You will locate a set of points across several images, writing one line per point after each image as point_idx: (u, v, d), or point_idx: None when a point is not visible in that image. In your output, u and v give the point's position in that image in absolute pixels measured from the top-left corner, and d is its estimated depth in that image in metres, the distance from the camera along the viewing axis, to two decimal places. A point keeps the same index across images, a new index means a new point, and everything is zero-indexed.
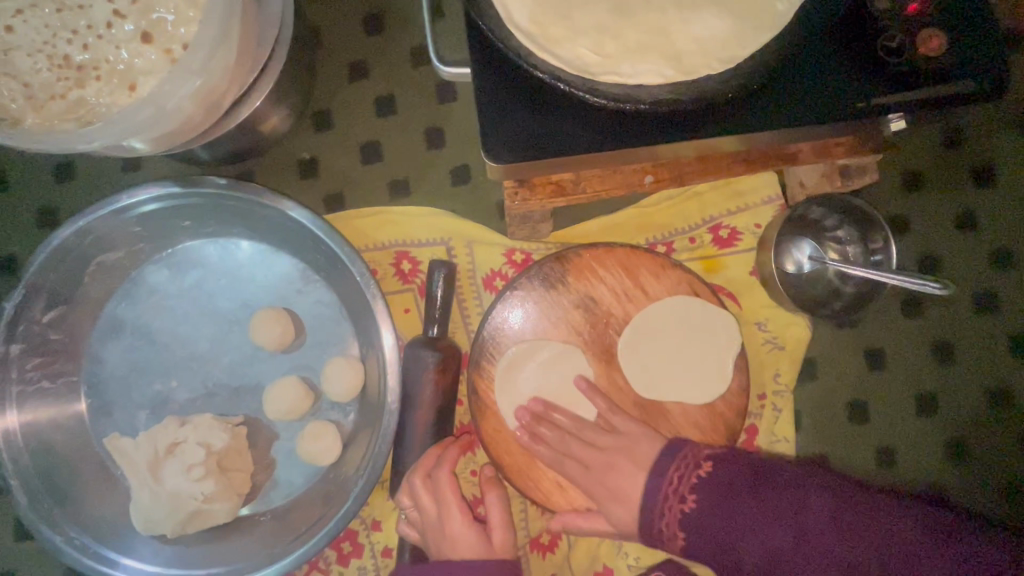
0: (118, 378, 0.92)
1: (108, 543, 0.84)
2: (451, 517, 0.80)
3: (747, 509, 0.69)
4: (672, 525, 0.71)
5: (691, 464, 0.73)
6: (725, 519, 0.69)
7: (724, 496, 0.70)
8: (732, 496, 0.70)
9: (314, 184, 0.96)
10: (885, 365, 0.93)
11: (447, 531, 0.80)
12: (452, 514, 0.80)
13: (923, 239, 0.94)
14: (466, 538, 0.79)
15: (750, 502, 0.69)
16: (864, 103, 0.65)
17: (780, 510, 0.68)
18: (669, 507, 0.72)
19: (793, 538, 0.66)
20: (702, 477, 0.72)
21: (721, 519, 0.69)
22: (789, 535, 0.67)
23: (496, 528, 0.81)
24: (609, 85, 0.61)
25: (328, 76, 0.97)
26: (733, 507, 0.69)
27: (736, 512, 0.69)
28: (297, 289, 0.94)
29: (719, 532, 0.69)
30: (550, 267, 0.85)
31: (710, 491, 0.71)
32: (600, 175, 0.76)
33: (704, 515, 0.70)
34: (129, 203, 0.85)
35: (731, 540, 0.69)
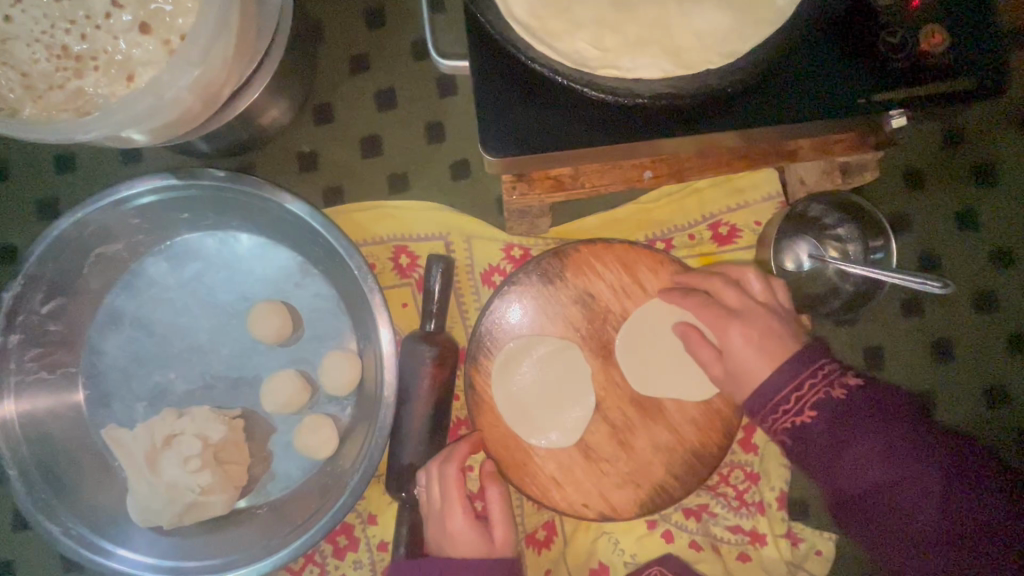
0: (116, 370, 0.92)
1: (105, 534, 0.85)
2: (451, 513, 0.80)
3: (861, 442, 0.62)
4: (788, 415, 0.66)
5: (828, 379, 0.65)
6: (838, 440, 0.62)
7: (842, 420, 0.63)
8: (864, 417, 0.63)
9: (313, 177, 0.96)
10: (884, 364, 0.92)
11: (446, 526, 0.80)
12: (453, 511, 0.80)
13: (924, 237, 0.93)
14: (463, 537, 0.79)
15: (878, 439, 0.61)
16: (865, 100, 0.64)
17: (905, 455, 0.61)
18: (782, 408, 0.66)
19: (897, 485, 0.60)
20: (836, 390, 0.64)
21: (836, 444, 0.63)
22: (899, 482, 0.60)
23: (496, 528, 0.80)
24: (608, 79, 0.61)
25: (328, 68, 0.96)
26: (854, 438, 0.62)
27: (860, 439, 0.62)
28: (295, 282, 0.94)
29: (823, 451, 0.63)
30: (549, 262, 0.85)
31: (834, 406, 0.64)
32: (599, 170, 0.76)
33: (822, 434, 0.63)
34: (128, 195, 0.85)
35: (831, 460, 0.63)
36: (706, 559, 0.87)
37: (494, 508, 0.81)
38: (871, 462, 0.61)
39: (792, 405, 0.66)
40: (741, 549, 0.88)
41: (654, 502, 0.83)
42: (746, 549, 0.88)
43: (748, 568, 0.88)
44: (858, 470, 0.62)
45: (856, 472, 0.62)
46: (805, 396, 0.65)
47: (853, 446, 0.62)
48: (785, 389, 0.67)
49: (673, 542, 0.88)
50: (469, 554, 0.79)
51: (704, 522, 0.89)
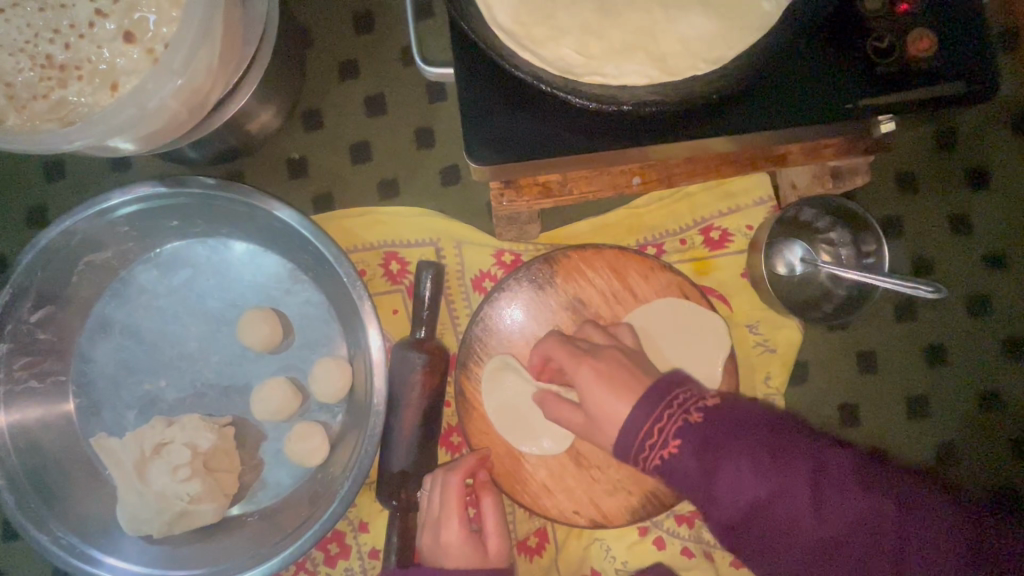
0: (107, 377, 0.92)
1: (95, 542, 0.84)
2: (449, 524, 0.79)
3: (732, 464, 0.56)
4: (654, 450, 0.58)
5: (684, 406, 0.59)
6: (691, 464, 0.57)
7: (708, 456, 0.56)
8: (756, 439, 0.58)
9: (303, 184, 0.95)
10: (877, 368, 0.92)
11: (441, 536, 0.80)
12: (452, 520, 0.79)
13: (916, 240, 0.93)
14: (459, 547, 0.79)
15: (751, 449, 0.57)
16: (852, 105, 0.64)
17: (796, 479, 0.56)
18: (657, 432, 0.58)
19: (785, 500, 0.56)
20: (689, 422, 0.58)
21: (685, 478, 0.57)
22: (776, 499, 0.56)
23: (491, 537, 0.81)
24: (592, 86, 0.60)
25: (316, 74, 0.96)
26: (723, 454, 0.57)
27: (734, 464, 0.56)
28: (285, 289, 0.94)
29: (702, 480, 0.57)
30: (538, 268, 0.85)
31: (697, 442, 0.57)
32: (587, 176, 0.76)
33: (710, 447, 0.57)
34: (117, 203, 0.84)
35: (708, 486, 0.57)
36: (698, 565, 0.86)
37: (488, 517, 0.81)
38: (769, 492, 0.56)
39: (658, 437, 0.58)
40: (734, 555, 0.88)
41: (646, 508, 0.83)
42: (739, 555, 0.88)
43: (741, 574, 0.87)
44: (739, 491, 0.56)
45: (736, 491, 0.56)
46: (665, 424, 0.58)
47: (723, 470, 0.56)
48: (659, 418, 0.59)
49: (665, 548, 0.87)
50: (464, 563, 0.79)
51: (697, 528, 0.88)
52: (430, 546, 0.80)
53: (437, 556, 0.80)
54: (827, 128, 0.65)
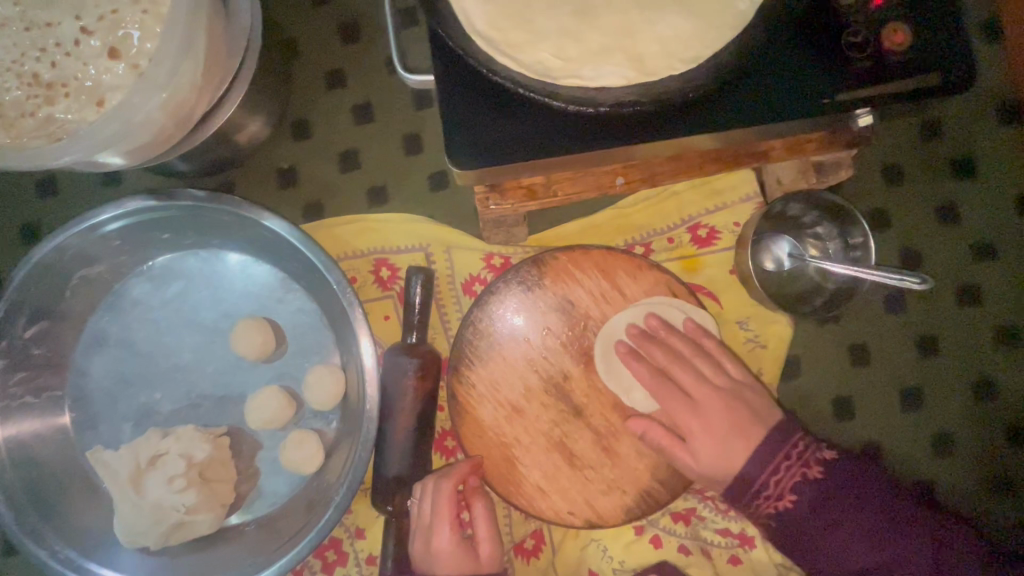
0: (103, 391, 0.92)
1: (93, 555, 0.85)
2: (444, 530, 0.78)
3: (837, 526, 0.70)
4: (769, 500, 0.72)
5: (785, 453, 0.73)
6: (812, 519, 0.70)
7: (827, 516, 0.70)
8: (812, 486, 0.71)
9: (292, 194, 0.96)
10: (870, 361, 0.92)
11: (434, 544, 0.79)
12: (445, 527, 0.78)
13: (905, 233, 0.93)
14: (453, 554, 0.78)
15: (868, 522, 0.69)
16: (828, 98, 0.64)
17: (876, 544, 0.69)
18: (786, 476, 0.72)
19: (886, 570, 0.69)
20: (807, 480, 0.71)
21: (803, 527, 0.71)
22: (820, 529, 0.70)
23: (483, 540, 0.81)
24: (570, 88, 0.61)
25: (304, 85, 0.97)
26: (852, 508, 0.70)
27: (848, 530, 0.69)
28: (277, 298, 0.94)
29: (813, 531, 0.70)
30: (527, 271, 0.85)
31: (815, 501, 0.70)
32: (571, 178, 0.76)
33: (822, 511, 0.70)
34: (107, 220, 0.85)
35: (823, 542, 0.70)
36: (695, 563, 0.86)
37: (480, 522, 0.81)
38: (874, 557, 0.69)
39: (772, 489, 0.72)
40: (731, 552, 0.88)
41: (640, 507, 0.83)
42: (736, 551, 0.88)
43: (738, 571, 0.87)
44: (852, 547, 0.69)
45: (849, 550, 0.69)
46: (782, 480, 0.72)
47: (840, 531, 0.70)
48: (768, 474, 0.72)
49: (662, 547, 0.87)
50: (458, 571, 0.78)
51: (694, 526, 0.88)
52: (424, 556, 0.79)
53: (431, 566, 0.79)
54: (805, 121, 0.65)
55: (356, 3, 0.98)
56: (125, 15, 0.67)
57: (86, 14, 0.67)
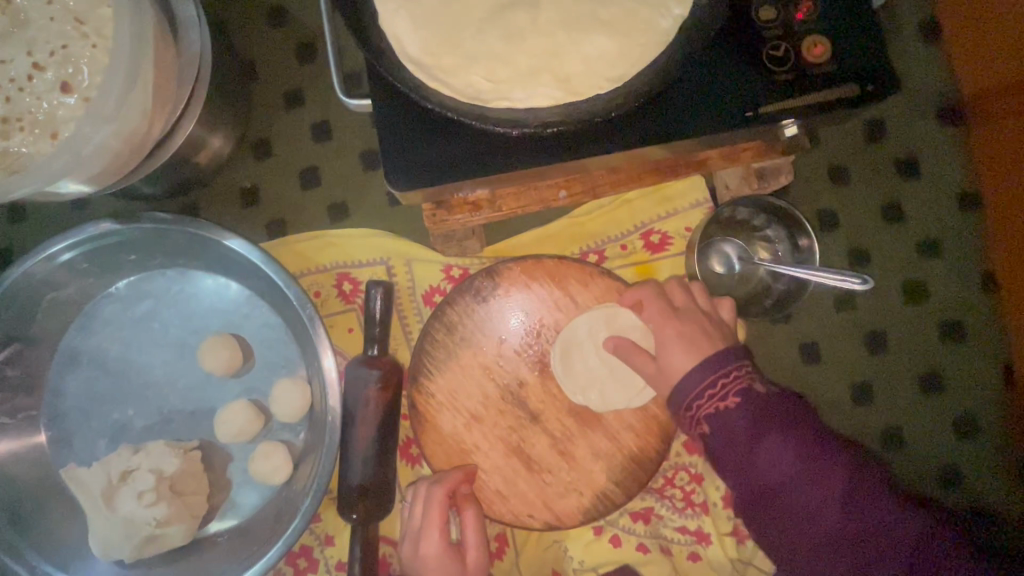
0: (78, 409, 0.95)
1: (70, 569, 0.88)
2: (430, 535, 0.81)
3: (771, 435, 0.66)
4: (709, 401, 0.69)
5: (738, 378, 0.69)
6: (742, 420, 0.67)
7: (761, 424, 0.67)
8: (752, 412, 0.67)
9: (255, 212, 0.99)
10: (820, 359, 0.94)
11: (419, 550, 0.81)
12: (431, 533, 0.81)
13: (852, 233, 0.95)
14: (438, 559, 0.80)
15: (800, 448, 0.66)
16: (752, 111, 0.66)
17: (802, 462, 0.66)
18: (712, 397, 0.69)
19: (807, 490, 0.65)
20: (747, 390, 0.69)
21: (737, 430, 0.67)
22: (754, 451, 0.67)
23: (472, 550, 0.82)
24: (500, 111, 0.64)
25: (264, 106, 1.00)
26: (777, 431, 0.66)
27: (779, 446, 0.66)
28: (244, 314, 0.97)
29: (746, 437, 0.67)
30: (481, 282, 0.88)
31: (754, 410, 0.67)
32: (515, 192, 0.79)
33: (759, 423, 0.67)
34: (64, 248, 0.87)
35: (751, 450, 0.67)
36: (654, 560, 0.89)
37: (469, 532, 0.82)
38: (800, 474, 0.65)
39: (716, 390, 0.69)
40: (690, 549, 0.90)
41: (598, 507, 0.86)
42: (694, 548, 0.90)
43: (697, 567, 0.90)
44: (780, 459, 0.66)
45: (775, 462, 0.66)
46: (725, 384, 0.69)
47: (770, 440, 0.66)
48: (710, 380, 0.69)
49: (621, 546, 0.90)
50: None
51: (653, 524, 0.91)
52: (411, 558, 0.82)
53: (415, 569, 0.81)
54: (733, 133, 0.67)
55: (312, 25, 1.01)
56: (75, 50, 0.70)
57: (38, 50, 0.70)
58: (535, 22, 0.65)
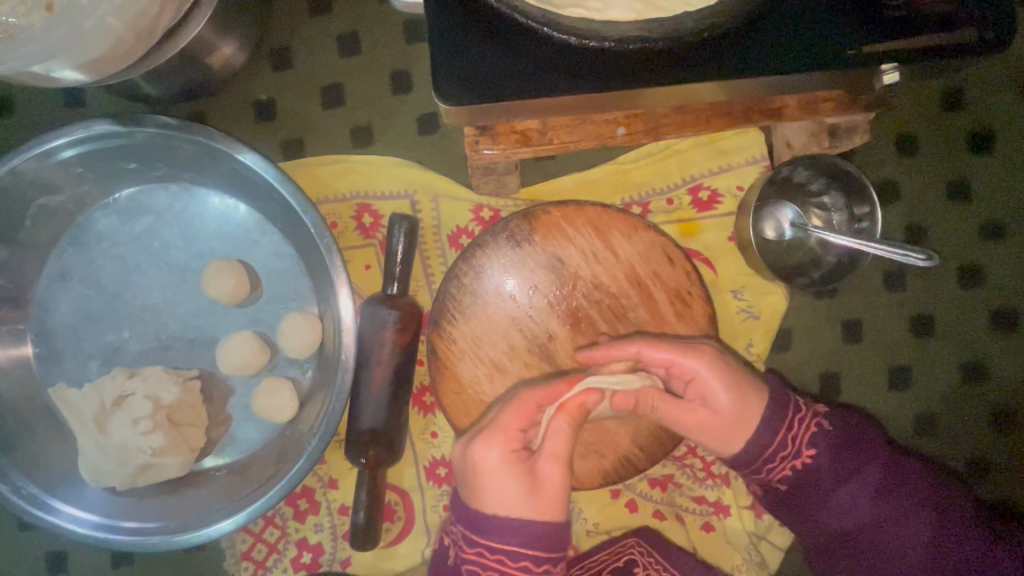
0: (67, 327, 0.88)
1: (56, 493, 0.82)
2: (485, 485, 0.67)
3: (851, 485, 0.75)
4: (784, 460, 0.75)
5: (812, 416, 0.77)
6: (830, 474, 0.75)
7: (846, 462, 0.75)
8: (836, 455, 0.75)
9: (270, 128, 0.90)
10: (862, 338, 0.90)
11: (489, 456, 0.67)
12: (488, 482, 0.67)
13: (913, 208, 0.89)
14: (500, 470, 0.66)
15: (876, 474, 0.76)
16: (853, 51, 0.58)
17: (879, 473, 0.76)
18: (792, 441, 0.75)
19: (881, 518, 0.75)
20: (821, 437, 0.76)
21: (814, 485, 0.75)
22: (840, 501, 0.75)
23: (551, 471, 0.67)
24: (573, 18, 0.55)
25: (286, 10, 0.89)
26: (859, 469, 0.75)
27: (857, 456, 0.76)
28: (253, 239, 0.89)
29: (823, 486, 0.75)
30: (517, 225, 0.81)
31: (832, 449, 0.76)
32: (568, 125, 0.71)
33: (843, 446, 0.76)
34: (68, 143, 0.79)
35: (827, 501, 0.76)
36: (669, 528, 0.86)
37: (549, 445, 0.68)
38: (875, 484, 0.75)
39: (790, 450, 0.75)
40: (704, 520, 0.88)
41: (618, 472, 0.82)
42: (710, 519, 0.88)
43: (711, 538, 0.87)
44: (855, 509, 0.75)
45: (855, 508, 0.75)
46: (798, 438, 0.75)
47: (851, 485, 0.75)
48: (782, 439, 0.74)
49: (637, 511, 0.86)
50: (531, 533, 0.65)
51: (670, 493, 0.88)
52: (471, 534, 0.67)
53: (484, 544, 0.66)
54: (828, 75, 0.59)
55: None
56: None
57: None
58: None
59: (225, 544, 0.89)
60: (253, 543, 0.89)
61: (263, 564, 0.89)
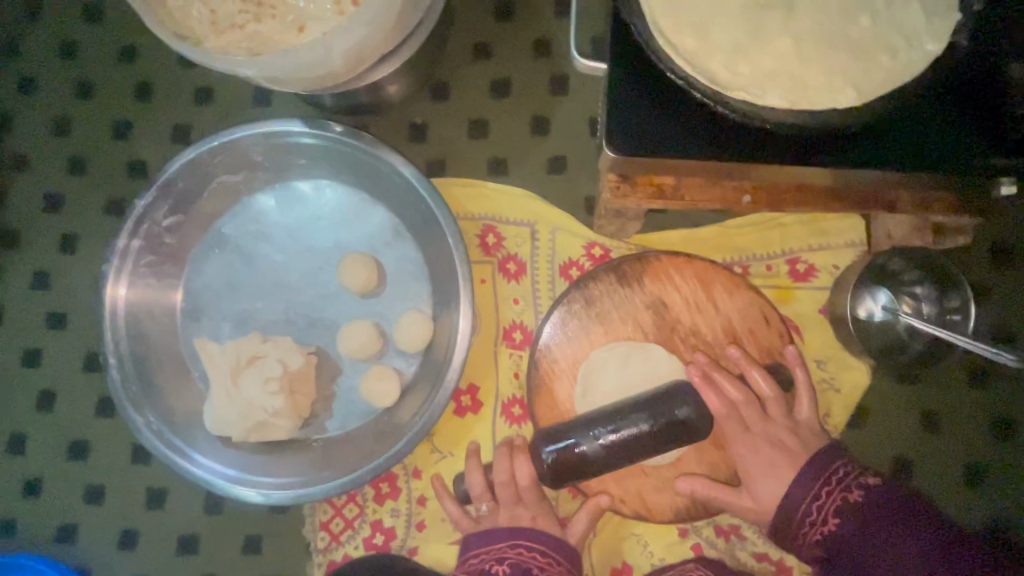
0: (211, 289, 0.99)
1: (177, 433, 0.92)
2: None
3: (860, 527, 0.73)
4: (813, 525, 0.75)
5: (842, 483, 0.76)
6: (839, 524, 0.74)
7: (840, 493, 0.75)
8: (826, 493, 0.76)
9: (420, 147, 1.02)
10: (940, 429, 0.93)
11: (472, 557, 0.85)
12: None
13: (1003, 313, 0.94)
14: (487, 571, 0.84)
15: (869, 516, 0.73)
16: (979, 161, 0.66)
17: (875, 519, 0.72)
18: (815, 510, 0.75)
19: (890, 558, 0.70)
20: (865, 481, 0.75)
21: (830, 543, 0.74)
22: (844, 544, 0.73)
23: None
24: (738, 99, 0.65)
25: (454, 52, 1.04)
26: (863, 522, 0.72)
27: (871, 521, 0.73)
28: (386, 241, 1.00)
29: (861, 555, 0.72)
30: (629, 266, 0.89)
31: (824, 484, 0.76)
32: (701, 185, 0.79)
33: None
34: (301, 134, 0.95)
35: (846, 547, 0.73)
36: None
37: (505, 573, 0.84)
38: (864, 520, 0.72)
39: (809, 509, 0.76)
40: None
41: (692, 512, 0.85)
42: None
43: None
44: (847, 545, 0.73)
45: (847, 537, 0.73)
46: (823, 492, 0.76)
47: (858, 530, 0.73)
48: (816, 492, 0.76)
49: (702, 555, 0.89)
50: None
51: (732, 545, 0.90)
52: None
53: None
54: (933, 179, 0.67)
55: None
56: None
57: None
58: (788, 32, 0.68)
59: (307, 512, 0.96)
60: (332, 516, 0.95)
61: (338, 538, 0.95)
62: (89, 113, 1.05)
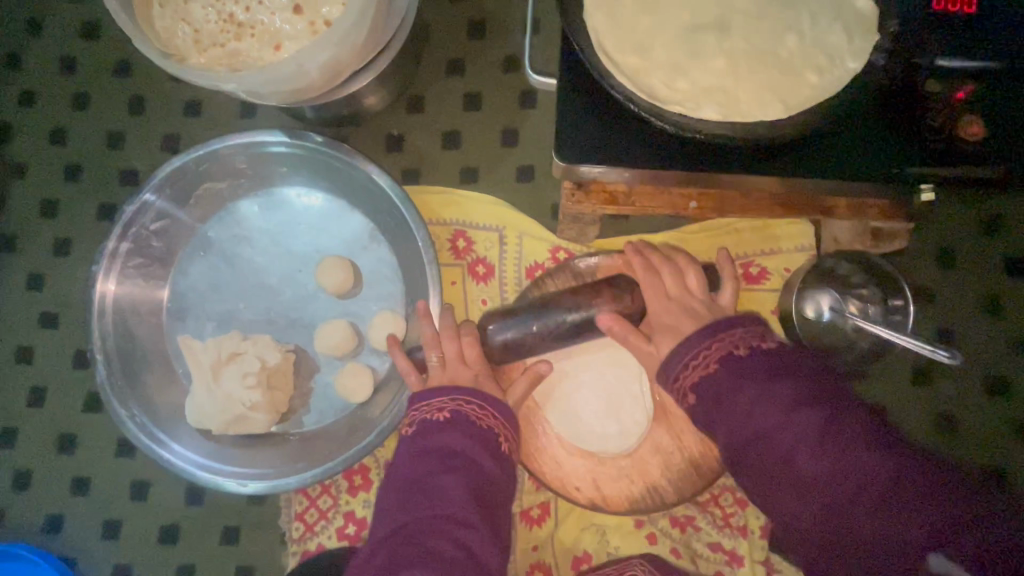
0: (195, 290, 1.05)
1: (160, 426, 0.97)
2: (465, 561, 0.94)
3: (756, 391, 0.67)
4: (693, 371, 0.73)
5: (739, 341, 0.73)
6: (775, 396, 0.66)
7: (793, 377, 0.67)
8: (762, 372, 0.69)
9: (396, 157, 1.08)
10: (887, 424, 0.97)
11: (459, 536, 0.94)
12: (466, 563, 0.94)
13: (945, 314, 0.99)
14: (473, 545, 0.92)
15: (781, 392, 0.66)
16: (898, 171, 0.72)
17: (790, 391, 0.66)
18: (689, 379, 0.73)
19: (818, 460, 0.61)
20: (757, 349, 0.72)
21: (723, 397, 0.70)
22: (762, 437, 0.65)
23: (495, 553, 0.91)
24: (673, 112, 0.71)
25: (429, 67, 1.10)
26: (798, 406, 0.64)
27: (779, 411, 0.64)
28: (362, 245, 1.06)
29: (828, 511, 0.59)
30: (589, 269, 0.95)
31: (745, 373, 0.69)
32: (651, 193, 0.85)
33: (721, 389, 0.70)
34: (276, 142, 1.00)
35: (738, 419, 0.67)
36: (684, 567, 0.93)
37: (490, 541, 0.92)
38: (786, 397, 0.65)
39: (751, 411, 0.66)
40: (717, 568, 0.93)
41: (646, 502, 0.90)
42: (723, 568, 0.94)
43: None
44: (752, 409, 0.66)
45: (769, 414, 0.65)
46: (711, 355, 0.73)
47: (750, 389, 0.67)
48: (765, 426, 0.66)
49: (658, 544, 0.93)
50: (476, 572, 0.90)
51: (688, 534, 0.95)
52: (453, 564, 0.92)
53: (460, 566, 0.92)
54: (856, 188, 0.73)
55: (488, 6, 1.10)
56: None
57: None
58: (722, 52, 0.73)
59: (283, 502, 1.00)
60: (307, 506, 1.00)
61: (312, 527, 0.99)
62: (85, 124, 1.11)
